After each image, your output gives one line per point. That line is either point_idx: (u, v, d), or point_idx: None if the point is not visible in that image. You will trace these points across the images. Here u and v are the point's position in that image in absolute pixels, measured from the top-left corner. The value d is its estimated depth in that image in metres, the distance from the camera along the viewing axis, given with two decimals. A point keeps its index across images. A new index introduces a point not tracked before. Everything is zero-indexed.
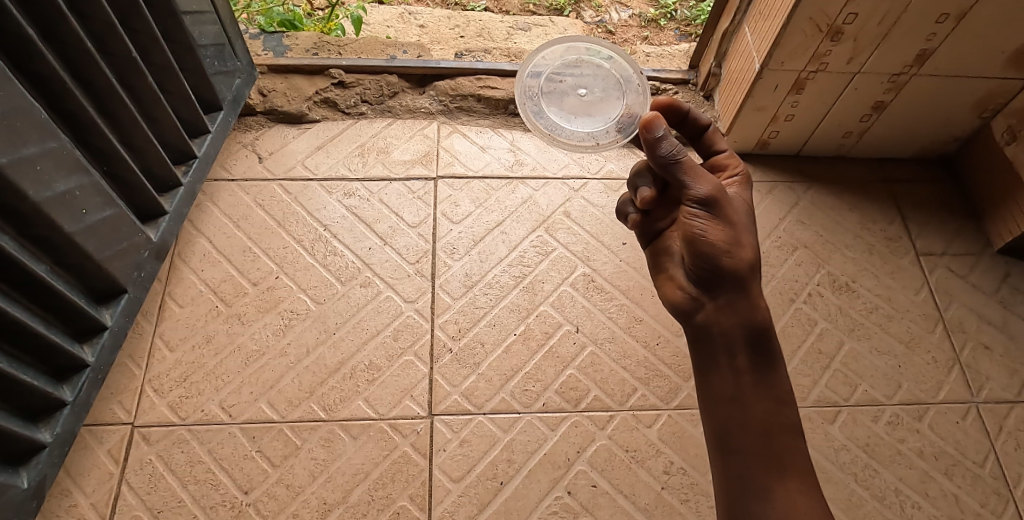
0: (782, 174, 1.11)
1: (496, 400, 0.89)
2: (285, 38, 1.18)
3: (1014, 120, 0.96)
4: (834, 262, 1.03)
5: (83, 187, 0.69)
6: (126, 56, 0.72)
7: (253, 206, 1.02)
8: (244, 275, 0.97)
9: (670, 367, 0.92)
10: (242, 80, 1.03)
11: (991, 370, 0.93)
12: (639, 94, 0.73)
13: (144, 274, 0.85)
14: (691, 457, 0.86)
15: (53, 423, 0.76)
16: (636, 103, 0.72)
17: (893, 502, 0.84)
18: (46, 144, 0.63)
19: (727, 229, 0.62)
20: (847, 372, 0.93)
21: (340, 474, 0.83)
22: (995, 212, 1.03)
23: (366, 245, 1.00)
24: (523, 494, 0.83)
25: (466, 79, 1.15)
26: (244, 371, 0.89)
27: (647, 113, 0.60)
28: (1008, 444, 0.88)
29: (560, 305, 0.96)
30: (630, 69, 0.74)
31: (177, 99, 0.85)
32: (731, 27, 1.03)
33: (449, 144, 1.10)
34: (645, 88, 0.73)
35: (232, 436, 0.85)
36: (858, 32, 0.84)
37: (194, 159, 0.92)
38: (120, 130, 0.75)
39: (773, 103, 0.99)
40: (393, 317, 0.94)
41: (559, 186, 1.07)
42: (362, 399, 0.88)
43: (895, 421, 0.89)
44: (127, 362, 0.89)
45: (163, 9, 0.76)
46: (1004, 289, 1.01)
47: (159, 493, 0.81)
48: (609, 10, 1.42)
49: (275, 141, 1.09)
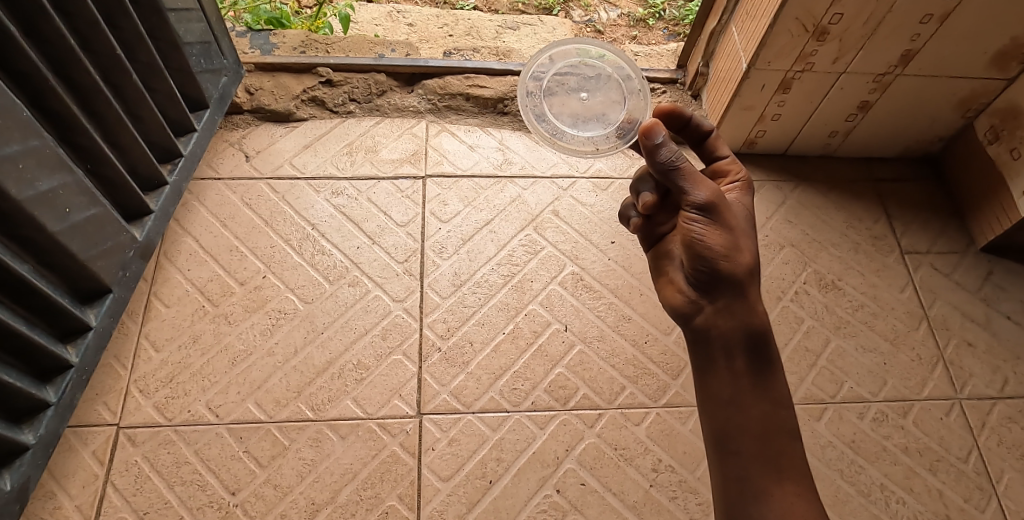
0: (770, 174, 1.11)
1: (485, 399, 0.89)
2: (272, 36, 1.17)
3: (997, 120, 0.97)
4: (821, 260, 1.03)
5: (67, 186, 0.68)
6: (110, 54, 0.71)
7: (240, 206, 1.01)
8: (231, 274, 0.96)
9: (658, 365, 0.93)
10: (229, 78, 1.01)
11: (975, 367, 0.95)
12: (640, 98, 0.73)
13: (130, 274, 0.84)
14: (679, 454, 0.86)
15: (36, 424, 0.75)
16: (635, 108, 0.73)
17: (879, 498, 0.85)
18: (28, 142, 0.62)
19: (726, 235, 0.63)
20: (833, 370, 0.94)
21: (328, 474, 0.83)
22: (978, 211, 1.05)
23: (354, 245, 1.00)
24: (511, 493, 0.83)
25: (455, 78, 1.15)
26: (230, 372, 0.89)
27: (647, 119, 0.60)
28: (992, 439, 0.89)
29: (549, 304, 0.96)
30: (631, 72, 0.74)
31: (163, 97, 0.84)
32: (718, 27, 1.04)
33: (437, 143, 1.09)
34: (645, 91, 0.73)
35: (219, 436, 0.84)
36: (843, 32, 0.85)
37: (180, 158, 0.91)
38: (105, 129, 0.75)
39: (760, 103, 1.00)
40: (381, 317, 0.94)
41: (548, 185, 1.07)
42: (350, 399, 0.88)
43: (881, 418, 0.90)
44: (113, 363, 0.88)
45: (148, 7, 0.75)
46: (987, 286, 1.02)
47: (145, 494, 0.80)
48: (597, 10, 1.43)
49: (262, 140, 1.08)
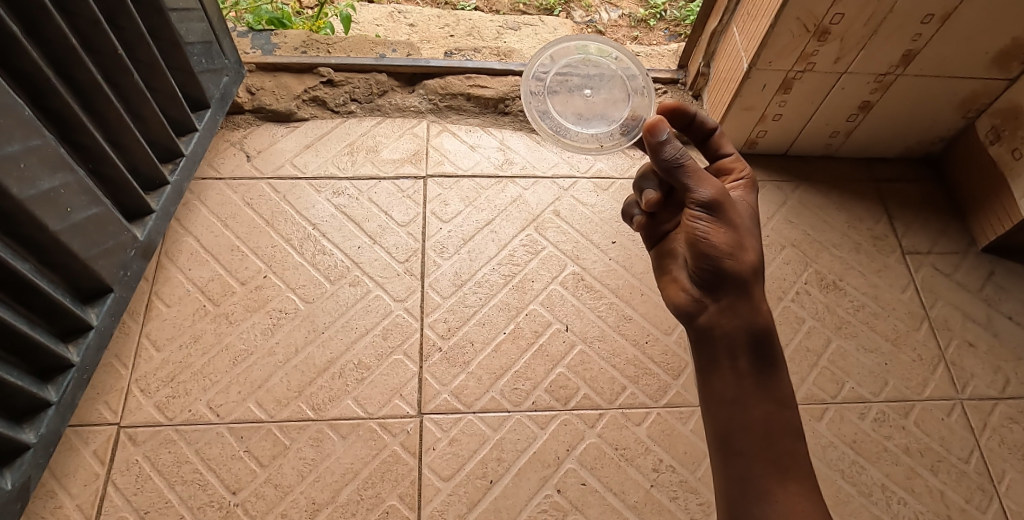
0: (771, 174, 1.11)
1: (485, 398, 0.89)
2: (273, 36, 1.17)
3: (998, 121, 0.97)
4: (823, 260, 1.03)
5: (68, 185, 0.68)
6: (112, 54, 0.71)
7: (242, 205, 1.02)
8: (232, 274, 0.96)
9: (659, 365, 0.93)
10: (230, 78, 1.01)
11: (977, 368, 0.94)
12: (644, 95, 0.73)
13: (130, 273, 0.84)
14: (679, 454, 0.86)
15: (37, 423, 0.75)
16: (639, 106, 0.73)
17: (880, 499, 0.85)
18: (30, 142, 0.62)
19: (730, 232, 0.63)
20: (834, 370, 0.94)
21: (328, 474, 0.83)
22: (979, 211, 1.05)
23: (355, 244, 1.00)
24: (512, 492, 0.83)
25: (456, 78, 1.15)
26: (231, 371, 0.89)
27: (652, 116, 0.60)
28: (993, 440, 0.89)
29: (549, 303, 0.96)
30: (634, 70, 0.75)
31: (164, 97, 0.84)
32: (720, 28, 1.04)
33: (439, 143, 1.10)
34: (650, 89, 0.73)
35: (220, 435, 0.84)
36: (844, 32, 0.85)
37: (182, 158, 0.91)
38: (107, 128, 0.75)
39: (762, 103, 1.00)
40: (382, 317, 0.94)
41: (548, 185, 1.07)
42: (351, 399, 0.88)
43: (882, 418, 0.90)
44: (114, 362, 0.88)
45: (149, 6, 0.75)
46: (989, 287, 1.02)
47: (146, 494, 0.80)
48: (598, 10, 1.43)
49: (263, 140, 1.08)
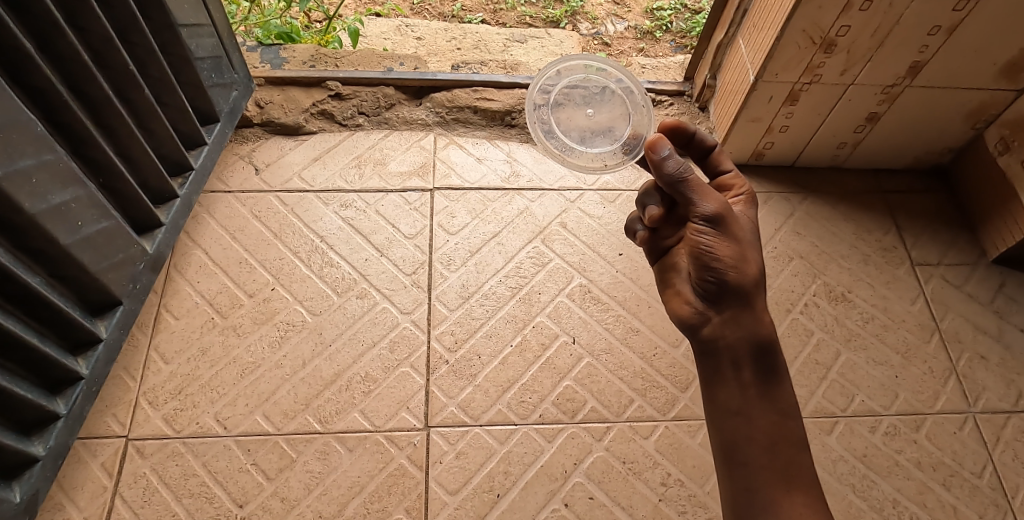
0: (777, 186, 1.11)
1: (493, 411, 0.88)
2: (283, 51, 1.18)
3: (1007, 132, 0.96)
4: (831, 272, 1.03)
5: (79, 199, 0.69)
6: (123, 69, 0.72)
7: (250, 218, 1.02)
8: (240, 287, 0.96)
9: (667, 378, 0.92)
10: (240, 92, 1.02)
11: (988, 380, 0.93)
12: (644, 113, 0.74)
13: (140, 286, 0.85)
14: (688, 469, 0.86)
15: (46, 436, 0.75)
16: (640, 123, 0.74)
17: (891, 513, 0.84)
18: (42, 156, 0.63)
19: (734, 246, 0.62)
20: (844, 382, 0.93)
21: (335, 487, 0.83)
22: (988, 222, 1.04)
23: (363, 256, 1.00)
24: (519, 506, 0.82)
25: (463, 91, 1.15)
26: (239, 384, 0.89)
27: (652, 134, 0.62)
28: (1006, 454, 0.88)
29: (557, 316, 0.96)
30: (631, 86, 0.76)
31: (173, 111, 0.85)
32: (726, 40, 1.04)
33: (446, 156, 1.10)
34: (648, 106, 0.74)
35: (227, 449, 0.85)
36: (851, 44, 0.85)
37: (192, 171, 0.92)
38: (118, 143, 0.76)
39: (768, 115, 1.00)
40: (389, 329, 0.94)
41: (555, 197, 1.07)
42: (358, 411, 0.88)
43: (893, 431, 0.89)
44: (122, 375, 0.88)
45: (159, 22, 0.76)
46: (1000, 298, 1.01)
47: (153, 506, 0.80)
48: (604, 23, 1.44)
49: (272, 152, 1.09)
